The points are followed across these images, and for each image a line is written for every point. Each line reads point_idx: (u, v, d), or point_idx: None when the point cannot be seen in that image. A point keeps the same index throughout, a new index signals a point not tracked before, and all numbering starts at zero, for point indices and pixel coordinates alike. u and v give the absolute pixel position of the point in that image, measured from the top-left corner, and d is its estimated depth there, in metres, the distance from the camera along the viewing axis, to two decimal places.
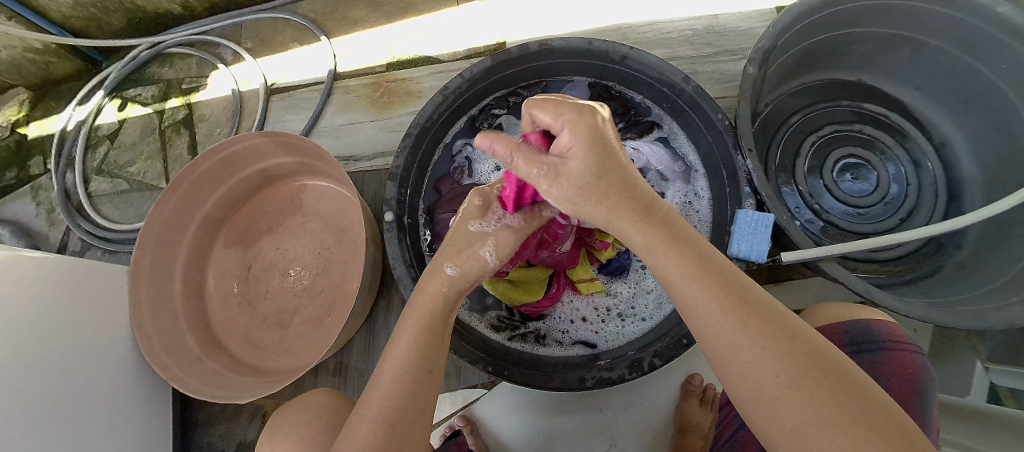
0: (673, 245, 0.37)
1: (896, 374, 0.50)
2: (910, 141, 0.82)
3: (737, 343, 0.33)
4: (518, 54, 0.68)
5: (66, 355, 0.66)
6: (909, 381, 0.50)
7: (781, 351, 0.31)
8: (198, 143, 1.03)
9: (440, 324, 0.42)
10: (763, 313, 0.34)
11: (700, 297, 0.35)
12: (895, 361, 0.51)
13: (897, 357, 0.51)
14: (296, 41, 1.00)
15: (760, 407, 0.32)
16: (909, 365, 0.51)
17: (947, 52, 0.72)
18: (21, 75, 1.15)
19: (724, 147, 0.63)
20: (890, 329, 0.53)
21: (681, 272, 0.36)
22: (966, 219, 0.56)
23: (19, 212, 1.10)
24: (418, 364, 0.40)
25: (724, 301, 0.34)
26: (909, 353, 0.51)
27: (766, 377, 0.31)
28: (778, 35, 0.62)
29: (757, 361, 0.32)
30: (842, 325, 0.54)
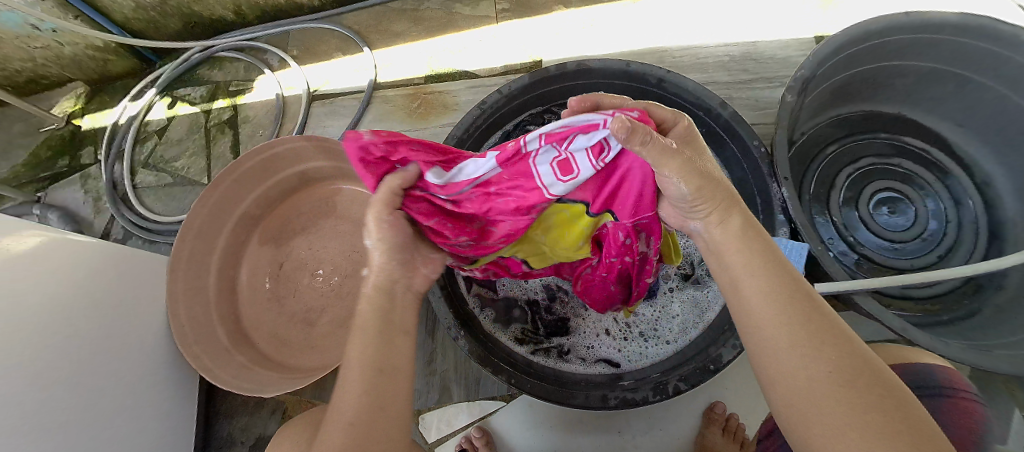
0: (755, 256, 0.38)
1: (961, 423, 0.47)
2: (950, 177, 0.80)
3: (800, 345, 0.32)
4: (555, 72, 0.71)
5: (106, 337, 0.69)
6: (972, 430, 0.47)
7: (842, 362, 0.31)
8: (240, 143, 1.08)
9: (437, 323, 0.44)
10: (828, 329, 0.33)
11: (760, 301, 0.36)
12: (959, 410, 0.48)
13: (961, 405, 0.48)
14: (340, 50, 1.05)
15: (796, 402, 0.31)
16: (973, 415, 0.48)
17: (992, 88, 0.71)
18: (81, 70, 1.22)
19: (760, 174, 0.63)
20: (952, 376, 0.51)
21: (756, 274, 0.37)
22: (1012, 260, 0.55)
23: (68, 198, 1.17)
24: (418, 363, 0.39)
25: (794, 313, 0.34)
26: (973, 404, 0.49)
27: (801, 373, 0.32)
28: (818, 64, 0.62)
29: (813, 366, 0.31)
30: (904, 367, 0.52)
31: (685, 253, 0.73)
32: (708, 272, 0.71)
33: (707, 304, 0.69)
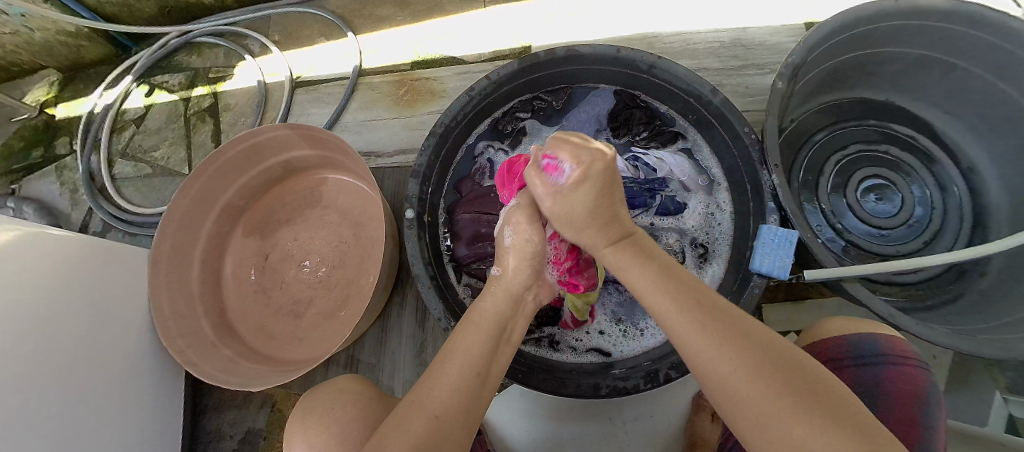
0: (659, 268, 0.42)
1: (899, 389, 0.49)
2: (936, 163, 0.81)
3: (702, 344, 0.34)
4: (544, 58, 0.68)
5: (84, 333, 0.67)
6: (912, 396, 0.48)
7: (747, 353, 0.32)
8: (221, 132, 1.05)
9: (505, 322, 0.45)
10: (729, 319, 0.35)
11: (663, 306, 0.38)
12: (900, 377, 0.49)
13: (902, 372, 0.49)
14: (323, 36, 1.02)
15: (728, 397, 0.32)
16: (914, 380, 0.49)
17: (979, 75, 0.71)
18: (53, 56, 1.17)
19: (749, 161, 0.62)
20: (897, 344, 0.52)
21: (649, 288, 0.40)
22: (999, 245, 0.55)
23: (43, 190, 1.13)
24: (482, 362, 0.40)
25: (694, 310, 0.36)
26: (915, 369, 0.49)
27: (724, 369, 0.32)
28: (808, 51, 0.62)
29: (719, 358, 0.33)
30: (850, 337, 0.53)
31: (675, 241, 0.73)
32: (698, 260, 0.71)
33: None
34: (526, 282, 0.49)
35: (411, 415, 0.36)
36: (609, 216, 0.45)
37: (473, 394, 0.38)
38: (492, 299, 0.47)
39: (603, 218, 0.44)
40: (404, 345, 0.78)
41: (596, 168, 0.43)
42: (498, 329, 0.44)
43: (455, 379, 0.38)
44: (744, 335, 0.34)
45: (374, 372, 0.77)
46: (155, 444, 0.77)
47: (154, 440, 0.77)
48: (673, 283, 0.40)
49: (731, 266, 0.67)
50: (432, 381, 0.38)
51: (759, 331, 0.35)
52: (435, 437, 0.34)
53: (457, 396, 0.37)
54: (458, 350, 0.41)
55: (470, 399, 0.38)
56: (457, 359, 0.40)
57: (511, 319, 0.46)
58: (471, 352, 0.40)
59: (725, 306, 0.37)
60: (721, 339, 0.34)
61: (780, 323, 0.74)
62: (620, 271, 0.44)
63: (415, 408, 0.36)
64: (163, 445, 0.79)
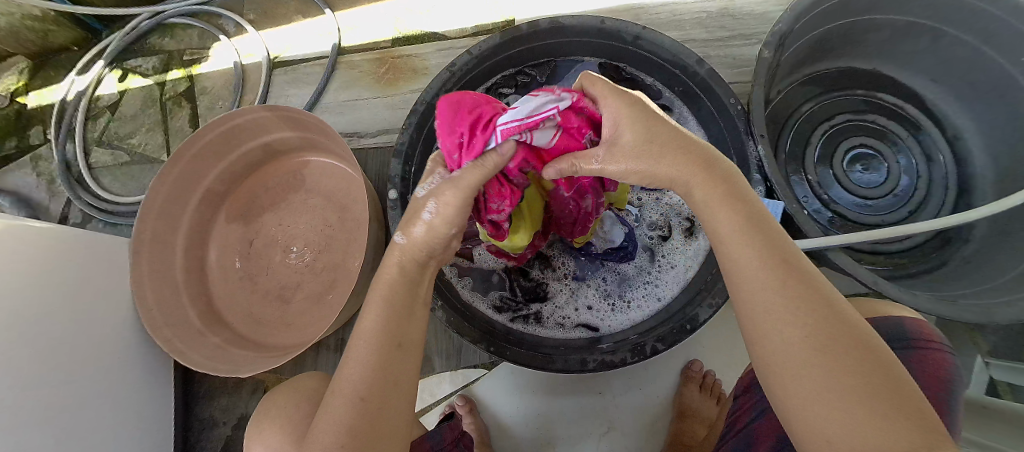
0: (729, 204, 0.37)
1: (927, 374, 0.45)
2: (924, 133, 0.80)
3: (775, 308, 0.32)
4: (528, 31, 0.66)
5: (68, 324, 0.66)
6: (941, 381, 0.45)
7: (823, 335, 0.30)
8: (199, 117, 1.02)
9: (416, 287, 0.43)
10: (812, 288, 0.32)
11: (739, 256, 0.35)
12: (928, 360, 0.46)
13: (928, 355, 0.46)
14: (300, 13, 0.98)
15: (782, 369, 0.31)
16: (942, 364, 0.45)
17: (967, 42, 0.70)
18: (20, 42, 1.13)
19: (736, 132, 0.62)
20: (921, 326, 0.48)
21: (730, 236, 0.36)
22: (980, 211, 0.55)
23: (19, 182, 1.10)
24: (399, 332, 0.39)
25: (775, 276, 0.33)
26: (942, 353, 0.46)
27: (794, 345, 0.31)
28: (795, 18, 0.60)
29: (794, 328, 0.31)
30: (877, 321, 0.49)
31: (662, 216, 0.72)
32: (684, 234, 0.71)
33: (683, 266, 0.69)
34: (432, 251, 0.44)
35: (332, 402, 0.37)
36: (650, 149, 0.40)
37: (390, 367, 0.38)
38: (394, 263, 0.43)
39: (649, 148, 0.40)
40: None
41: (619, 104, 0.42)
42: (408, 294, 0.42)
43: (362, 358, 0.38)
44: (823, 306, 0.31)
45: None
46: (147, 432, 0.77)
47: (146, 428, 0.77)
48: (762, 239, 0.35)
49: None
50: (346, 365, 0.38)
51: (835, 303, 0.32)
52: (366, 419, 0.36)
53: (373, 375, 0.37)
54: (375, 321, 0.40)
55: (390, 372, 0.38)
56: (368, 336, 0.38)
57: (421, 279, 0.44)
58: (387, 323, 0.39)
59: (809, 272, 0.34)
60: (798, 307, 0.31)
61: None
62: (707, 209, 0.38)
63: (341, 390, 0.37)
64: (156, 433, 0.79)
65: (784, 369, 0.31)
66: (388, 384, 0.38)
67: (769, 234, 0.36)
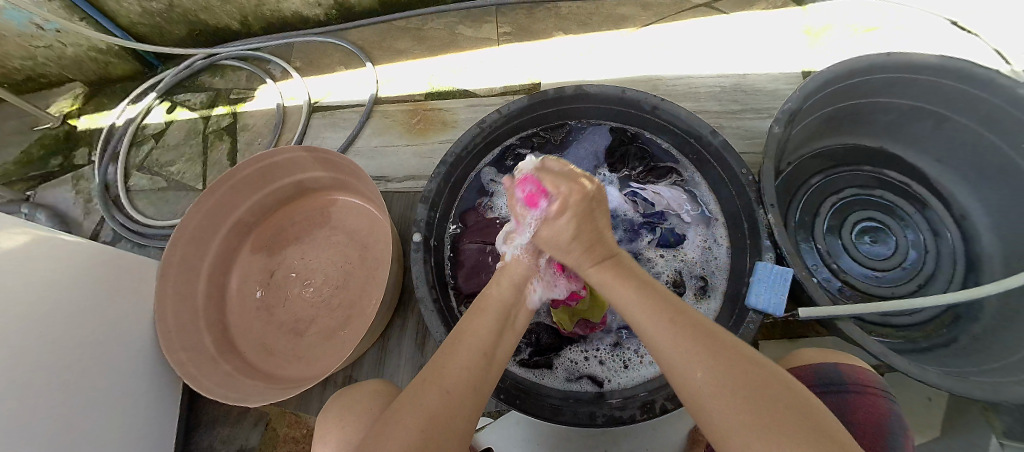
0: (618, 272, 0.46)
1: (863, 418, 0.49)
2: (929, 210, 0.83)
3: (683, 362, 0.37)
4: (553, 96, 0.72)
5: (90, 341, 0.68)
6: (875, 425, 0.48)
7: (714, 362, 0.35)
8: (238, 150, 1.08)
9: (508, 309, 0.48)
10: (707, 337, 0.38)
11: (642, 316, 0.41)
12: (868, 407, 0.50)
13: (864, 402, 0.50)
14: (343, 64, 1.07)
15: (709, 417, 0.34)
16: (876, 410, 0.49)
17: (970, 127, 0.74)
18: (82, 71, 1.23)
19: (747, 202, 0.65)
20: (857, 373, 0.53)
21: (625, 299, 0.44)
22: (984, 290, 0.57)
23: (57, 198, 1.15)
24: (488, 345, 0.43)
25: (668, 321, 0.40)
26: (879, 399, 0.50)
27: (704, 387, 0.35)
28: (804, 99, 0.65)
29: (698, 374, 0.35)
30: None
31: (673, 273, 0.75)
32: (697, 293, 0.72)
33: None
34: (529, 273, 0.52)
35: (423, 391, 0.38)
36: (591, 239, 0.47)
37: (480, 374, 0.41)
38: (498, 287, 0.50)
39: (587, 242, 0.47)
40: (402, 368, 0.78)
41: (574, 198, 0.47)
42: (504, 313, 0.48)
43: (461, 363, 0.41)
44: (713, 350, 0.36)
45: None
46: None
47: None
48: (651, 299, 0.42)
49: (728, 302, 0.69)
50: (443, 362, 0.41)
51: (735, 352, 0.36)
52: (446, 411, 0.37)
53: (467, 375, 0.40)
54: (470, 333, 0.44)
55: (479, 376, 0.41)
56: (468, 340, 0.43)
57: (514, 307, 0.50)
58: (478, 335, 0.44)
59: (702, 322, 0.40)
60: (697, 353, 0.36)
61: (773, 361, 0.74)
62: (608, 290, 0.46)
63: (433, 384, 0.39)
64: None
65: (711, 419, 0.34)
66: (471, 389, 0.39)
67: (663, 297, 0.43)
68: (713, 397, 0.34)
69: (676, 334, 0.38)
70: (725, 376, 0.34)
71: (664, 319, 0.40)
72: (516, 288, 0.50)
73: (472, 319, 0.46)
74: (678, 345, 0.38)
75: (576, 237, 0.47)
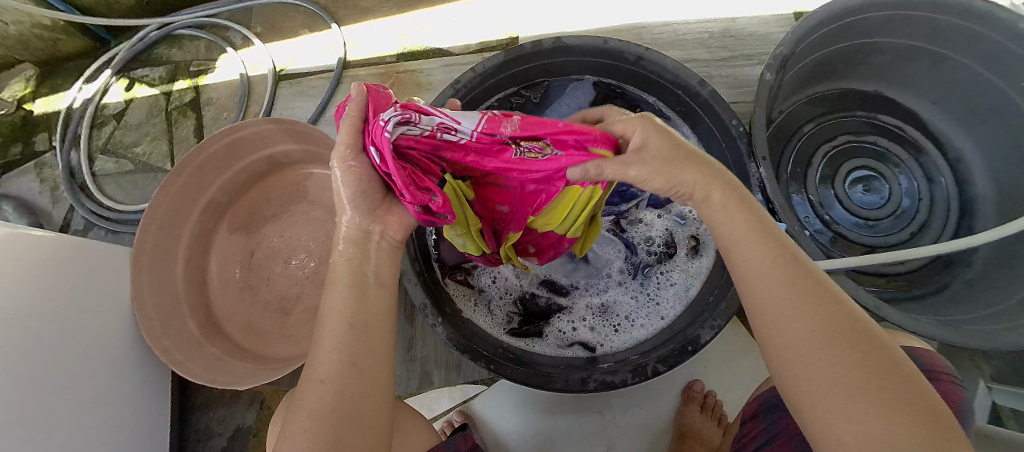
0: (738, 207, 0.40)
1: (944, 403, 0.41)
2: (923, 155, 0.81)
3: (790, 307, 0.33)
4: (531, 50, 0.68)
5: (71, 334, 0.66)
6: (957, 410, 0.41)
7: (821, 318, 0.31)
8: (204, 127, 1.03)
9: (372, 264, 0.41)
10: (819, 289, 0.33)
11: (749, 258, 0.36)
12: (946, 392, 0.42)
13: (939, 386, 0.42)
14: (307, 27, 1.00)
15: (799, 370, 0.31)
16: (957, 397, 0.42)
17: (968, 66, 0.70)
18: (29, 50, 1.13)
19: (738, 155, 0.62)
20: (930, 358, 0.46)
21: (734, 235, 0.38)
22: (983, 236, 0.55)
23: (22, 188, 1.09)
24: (355, 311, 0.37)
25: (775, 266, 0.35)
26: (954, 386, 0.43)
27: (805, 340, 0.31)
28: (797, 42, 0.61)
29: (802, 326, 0.31)
30: None
31: (665, 234, 0.71)
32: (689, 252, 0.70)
33: (682, 285, 0.68)
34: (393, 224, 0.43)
35: (304, 389, 0.34)
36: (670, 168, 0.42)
37: (361, 345, 0.36)
38: (350, 247, 0.41)
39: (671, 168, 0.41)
40: None
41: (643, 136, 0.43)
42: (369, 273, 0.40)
43: (332, 341, 0.36)
44: (828, 304, 0.32)
45: None
46: (143, 443, 0.76)
47: (142, 440, 0.76)
48: (766, 242, 0.37)
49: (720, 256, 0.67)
50: (317, 348, 0.36)
51: (848, 307, 0.32)
52: (339, 396, 0.33)
53: (344, 351, 0.35)
54: (334, 304, 0.37)
55: (359, 349, 0.36)
56: (331, 317, 0.37)
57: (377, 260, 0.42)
58: (343, 302, 0.37)
59: (818, 271, 0.35)
60: (808, 309, 0.32)
61: None
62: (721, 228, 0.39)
63: (312, 376, 0.35)
64: (152, 444, 0.78)
65: (800, 373, 0.31)
66: (351, 364, 0.35)
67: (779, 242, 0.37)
68: (814, 348, 0.30)
69: (788, 280, 0.34)
70: (836, 330, 0.30)
71: (775, 262, 0.35)
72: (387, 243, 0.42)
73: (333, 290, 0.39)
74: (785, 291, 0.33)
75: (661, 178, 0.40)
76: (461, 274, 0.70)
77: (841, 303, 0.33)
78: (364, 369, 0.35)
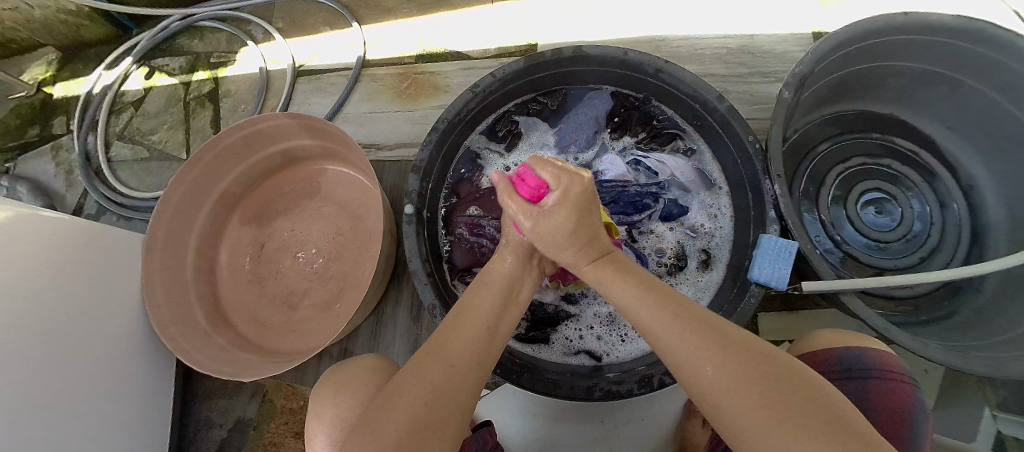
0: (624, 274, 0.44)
1: (885, 403, 0.46)
2: (937, 180, 0.81)
3: (687, 353, 0.35)
4: (551, 58, 0.67)
5: (79, 317, 0.66)
6: (900, 412, 0.45)
7: (724, 355, 0.34)
8: (221, 118, 1.04)
9: (510, 285, 0.48)
10: (711, 329, 0.36)
11: (645, 314, 0.40)
12: (889, 392, 0.46)
13: (888, 386, 0.47)
14: (328, 25, 1.01)
15: (721, 414, 0.33)
16: (904, 396, 0.46)
17: (984, 93, 0.70)
18: (52, 35, 1.16)
19: (753, 170, 0.62)
20: (884, 357, 0.49)
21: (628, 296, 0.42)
22: (996, 263, 0.55)
23: (38, 170, 1.11)
24: (491, 318, 0.43)
25: (669, 316, 0.38)
26: (905, 385, 0.47)
27: (714, 383, 0.33)
28: (816, 62, 0.61)
29: (708, 370, 0.34)
30: None
31: (677, 247, 0.72)
32: (700, 266, 0.70)
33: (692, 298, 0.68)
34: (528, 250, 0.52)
35: (425, 363, 0.38)
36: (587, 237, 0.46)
37: (484, 349, 0.41)
38: (503, 261, 0.50)
39: (583, 239, 0.45)
40: (398, 340, 0.77)
41: (574, 191, 0.44)
42: (504, 291, 0.47)
43: (469, 333, 0.41)
44: (720, 343, 0.35)
45: None
46: (143, 429, 0.76)
47: (143, 427, 0.76)
48: (656, 297, 0.41)
49: (730, 271, 0.67)
50: (447, 336, 0.41)
51: (744, 343, 0.35)
52: (453, 382, 0.37)
53: (473, 347, 0.40)
54: (472, 307, 0.44)
55: (483, 351, 0.41)
56: (471, 315, 0.43)
57: (516, 282, 0.49)
58: (483, 308, 0.44)
59: (708, 315, 0.38)
60: (705, 352, 0.34)
61: (771, 332, 0.74)
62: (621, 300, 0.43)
63: (437, 357, 0.38)
64: (152, 430, 0.78)
65: (723, 417, 0.32)
66: (475, 364, 0.39)
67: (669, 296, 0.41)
68: (720, 390, 0.32)
69: (679, 329, 0.37)
70: (731, 366, 0.33)
71: (666, 314, 0.38)
72: (521, 263, 0.51)
73: (472, 295, 0.46)
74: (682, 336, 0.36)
75: (569, 240, 0.45)
76: (470, 278, 0.71)
77: (736, 341, 0.35)
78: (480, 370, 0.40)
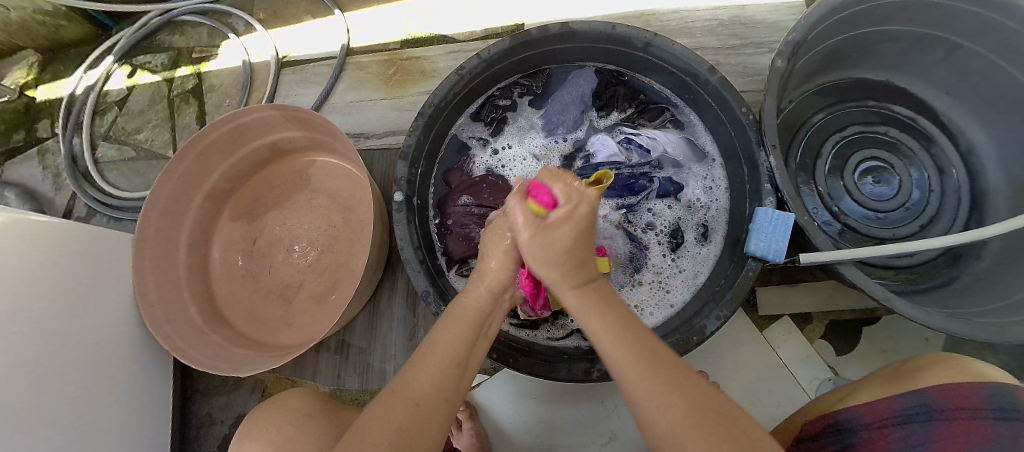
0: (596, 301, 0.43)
1: None
2: (935, 146, 0.79)
3: (653, 391, 0.36)
4: (537, 36, 0.65)
5: (76, 319, 0.66)
6: None
7: (683, 398, 0.36)
8: (207, 114, 1.02)
9: (485, 318, 0.46)
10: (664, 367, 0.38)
11: (610, 348, 0.40)
12: None
13: None
14: (311, 13, 0.98)
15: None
16: None
17: (982, 56, 0.69)
18: (30, 36, 1.13)
19: (746, 141, 0.60)
20: None
21: (599, 318, 0.41)
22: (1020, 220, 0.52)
23: (25, 175, 1.09)
24: (461, 353, 0.42)
25: (635, 347, 0.39)
26: None
27: (676, 425, 0.34)
28: (809, 29, 0.59)
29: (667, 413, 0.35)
30: None
31: (673, 223, 0.71)
32: (698, 238, 0.70)
33: (692, 271, 0.68)
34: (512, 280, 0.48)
35: (391, 404, 0.38)
36: (579, 258, 0.43)
37: (451, 386, 0.40)
38: (476, 292, 0.47)
39: (576, 259, 0.43)
40: (395, 330, 0.77)
41: (583, 208, 0.42)
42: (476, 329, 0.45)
43: (434, 370, 0.40)
44: (680, 380, 0.37)
45: (366, 356, 0.76)
46: (144, 429, 0.76)
47: (143, 427, 0.76)
48: (624, 333, 0.41)
49: (728, 244, 0.66)
50: (411, 375, 0.40)
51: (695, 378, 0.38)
52: (417, 423, 0.37)
53: (438, 385, 0.39)
54: (440, 343, 0.42)
55: (449, 388, 0.40)
56: (440, 350, 0.42)
57: (490, 315, 0.47)
58: (452, 345, 0.42)
59: (660, 348, 0.40)
60: (663, 383, 0.37)
61: (771, 307, 0.73)
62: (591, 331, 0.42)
63: (399, 396, 0.38)
64: (153, 429, 0.78)
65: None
66: (441, 400, 0.39)
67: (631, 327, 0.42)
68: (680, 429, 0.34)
69: (646, 368, 0.38)
70: (691, 407, 0.35)
71: (626, 352, 0.39)
72: (494, 295, 0.47)
73: (442, 327, 0.44)
74: (636, 363, 0.38)
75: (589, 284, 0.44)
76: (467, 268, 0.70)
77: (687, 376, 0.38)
78: (427, 399, 0.39)
